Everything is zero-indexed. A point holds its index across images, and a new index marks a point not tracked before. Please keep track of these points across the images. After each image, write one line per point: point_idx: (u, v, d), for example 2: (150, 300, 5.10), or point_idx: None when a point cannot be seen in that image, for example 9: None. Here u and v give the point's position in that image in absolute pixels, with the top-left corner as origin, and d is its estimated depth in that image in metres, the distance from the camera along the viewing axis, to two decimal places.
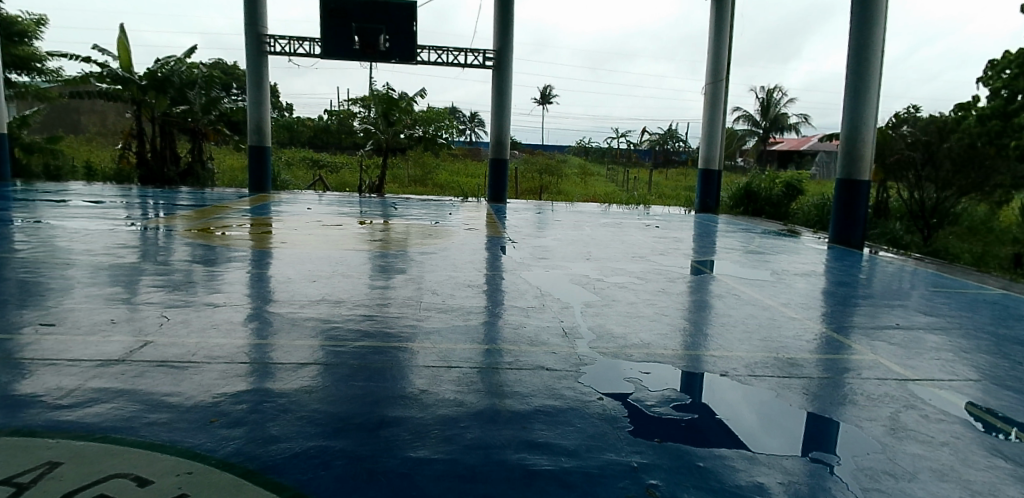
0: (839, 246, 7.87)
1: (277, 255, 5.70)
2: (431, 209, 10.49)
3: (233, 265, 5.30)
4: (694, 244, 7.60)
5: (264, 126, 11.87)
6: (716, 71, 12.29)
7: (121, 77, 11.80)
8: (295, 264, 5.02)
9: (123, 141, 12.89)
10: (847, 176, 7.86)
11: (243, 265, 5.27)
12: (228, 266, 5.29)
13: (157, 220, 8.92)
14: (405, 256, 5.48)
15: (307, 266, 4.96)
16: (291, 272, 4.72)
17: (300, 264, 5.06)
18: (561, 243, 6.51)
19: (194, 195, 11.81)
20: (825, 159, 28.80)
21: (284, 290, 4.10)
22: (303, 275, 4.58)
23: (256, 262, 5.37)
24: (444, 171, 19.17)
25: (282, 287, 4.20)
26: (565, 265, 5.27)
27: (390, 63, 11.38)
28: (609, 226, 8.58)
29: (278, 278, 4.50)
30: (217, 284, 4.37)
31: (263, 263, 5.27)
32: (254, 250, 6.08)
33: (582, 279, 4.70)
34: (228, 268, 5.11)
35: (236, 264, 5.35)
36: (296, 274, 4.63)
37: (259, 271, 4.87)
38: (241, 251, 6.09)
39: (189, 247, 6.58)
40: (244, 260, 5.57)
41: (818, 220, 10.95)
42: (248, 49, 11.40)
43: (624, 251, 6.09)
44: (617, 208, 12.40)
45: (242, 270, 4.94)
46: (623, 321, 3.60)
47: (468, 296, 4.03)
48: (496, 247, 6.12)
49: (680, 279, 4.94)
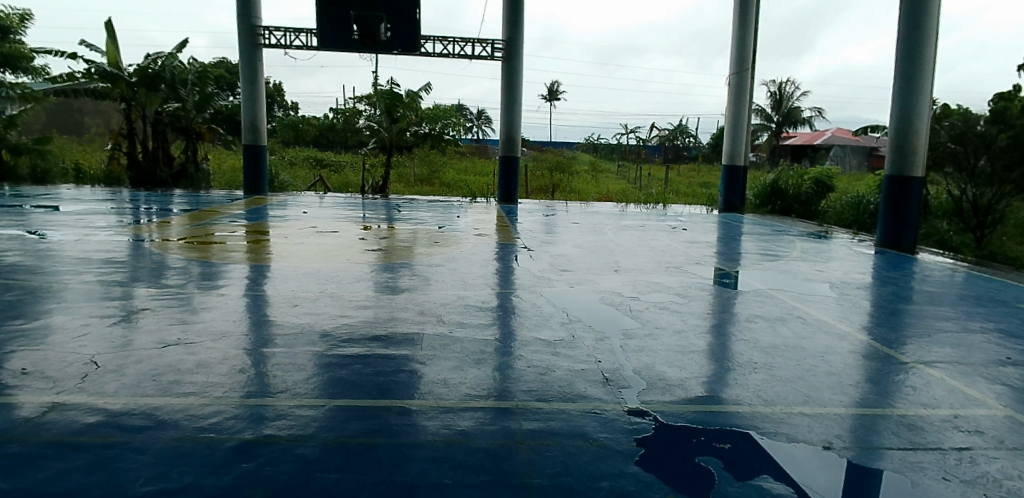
0: (888, 251, 7.11)
1: (262, 269, 5.05)
2: (439, 211, 9.81)
3: (213, 283, 4.64)
4: (729, 250, 6.87)
5: (260, 123, 11.21)
6: (742, 61, 11.50)
7: (109, 74, 11.16)
8: (281, 284, 4.35)
9: (113, 141, 12.26)
10: (897, 172, 7.09)
11: (223, 283, 4.60)
12: (207, 283, 4.63)
13: (151, 227, 8.45)
14: (409, 270, 4.80)
15: (294, 284, 4.29)
16: (274, 293, 4.05)
17: (286, 281, 4.41)
18: (583, 251, 5.80)
19: (188, 198, 11.20)
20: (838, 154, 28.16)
21: (262, 317, 3.42)
22: (289, 297, 3.91)
23: (239, 279, 4.70)
24: (451, 169, 18.47)
25: (258, 313, 3.52)
26: (591, 279, 4.57)
27: (392, 54, 10.73)
28: (632, 229, 7.87)
29: (254, 301, 3.82)
30: (186, 306, 3.71)
31: (243, 280, 4.60)
32: (240, 264, 5.44)
33: (614, 299, 3.99)
34: (201, 287, 4.44)
35: (217, 281, 4.71)
36: (281, 295, 3.95)
37: (240, 290, 4.21)
38: (227, 265, 5.46)
39: (171, 259, 5.95)
40: (226, 276, 4.91)
41: (854, 219, 10.19)
42: (242, 42, 10.75)
43: (655, 260, 5.38)
44: (634, 207, 11.70)
45: (220, 290, 4.29)
46: (676, 360, 2.87)
47: (481, 324, 3.32)
48: (510, 257, 5.42)
49: (729, 298, 4.21)
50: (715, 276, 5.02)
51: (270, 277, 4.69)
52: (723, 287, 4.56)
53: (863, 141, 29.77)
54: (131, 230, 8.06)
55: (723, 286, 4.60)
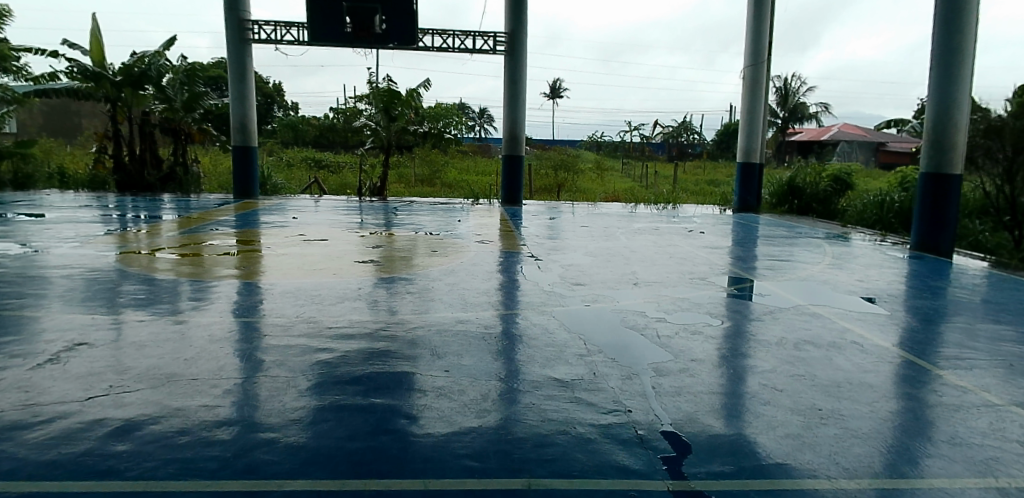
0: (924, 255, 6.57)
1: (239, 285, 4.55)
2: (440, 214, 9.28)
3: (183, 300, 4.13)
4: (751, 255, 6.35)
5: (250, 122, 10.68)
6: (757, 51, 10.92)
7: (93, 73, 10.65)
8: (258, 304, 3.84)
9: (98, 144, 11.76)
10: (935, 169, 6.52)
11: (193, 301, 4.10)
12: (176, 300, 4.13)
13: (139, 232, 8.14)
14: (403, 285, 4.28)
15: (273, 305, 3.79)
16: (248, 315, 3.55)
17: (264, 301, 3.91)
18: (596, 259, 5.28)
19: (178, 202, 10.72)
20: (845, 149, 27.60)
21: (226, 348, 2.92)
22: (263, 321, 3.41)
23: (212, 296, 4.19)
24: (452, 169, 17.99)
25: (221, 343, 3.02)
26: (609, 295, 4.05)
27: (388, 47, 10.22)
28: (646, 232, 7.35)
29: (222, 328, 3.31)
30: (143, 330, 3.21)
31: (215, 299, 4.08)
32: (219, 277, 4.94)
33: (639, 321, 3.47)
34: (167, 306, 3.93)
35: (188, 297, 4.20)
36: (255, 319, 3.46)
37: (210, 311, 3.71)
38: (204, 279, 4.95)
39: (145, 271, 5.45)
40: (201, 292, 4.42)
41: (878, 219, 9.64)
42: (230, 37, 10.23)
43: (677, 271, 4.85)
44: (644, 208, 11.17)
45: (189, 309, 3.78)
46: (722, 409, 2.36)
47: (485, 357, 2.81)
48: (516, 268, 4.91)
49: (768, 316, 3.69)
50: (736, 285, 4.52)
51: (246, 294, 4.17)
52: (755, 301, 4.04)
53: (872, 136, 29.22)
54: (118, 237, 7.66)
55: (744, 298, 4.11)
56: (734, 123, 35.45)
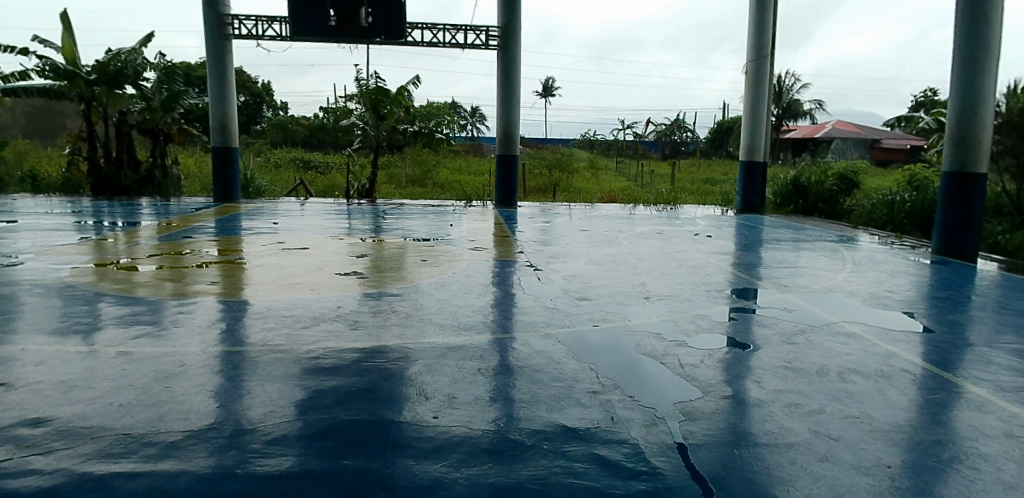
0: (947, 260, 6.19)
1: (204, 300, 4.07)
2: (431, 218, 8.80)
3: (138, 317, 3.65)
4: (765, 261, 5.93)
5: (230, 122, 10.20)
6: (760, 46, 10.52)
7: (65, 71, 10.14)
8: (221, 324, 3.36)
9: (71, 145, 11.20)
10: (959, 167, 6.13)
11: (149, 318, 3.62)
12: (130, 317, 3.64)
13: (117, 238, 7.73)
14: (387, 300, 3.82)
15: (239, 325, 3.32)
16: (211, 337, 3.09)
17: (230, 320, 3.44)
18: (600, 268, 4.84)
19: (156, 206, 10.22)
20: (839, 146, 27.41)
21: (174, 381, 2.44)
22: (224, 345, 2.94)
23: (172, 313, 3.70)
24: (444, 169, 17.58)
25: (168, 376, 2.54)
26: (619, 312, 3.60)
27: (374, 42, 9.76)
28: (650, 236, 6.92)
29: (173, 355, 2.83)
30: (78, 356, 2.72)
31: (174, 316, 3.60)
32: (185, 292, 4.45)
33: (657, 345, 3.02)
34: (117, 325, 3.44)
35: (144, 314, 3.71)
36: (217, 344, 2.99)
37: (165, 332, 3.22)
38: (168, 293, 4.46)
39: (106, 283, 4.96)
40: (161, 306, 3.93)
41: (888, 220, 9.27)
42: (208, 33, 9.74)
43: (690, 282, 4.41)
44: (644, 209, 10.75)
45: (141, 329, 3.29)
46: (773, 468, 1.92)
47: (482, 397, 2.35)
48: (513, 279, 4.46)
49: (801, 337, 3.26)
50: (757, 299, 4.09)
51: (210, 310, 3.69)
52: (782, 318, 3.62)
53: (864, 132, 29.05)
54: (94, 244, 7.18)
55: (769, 314, 3.69)
56: (727, 120, 35.16)
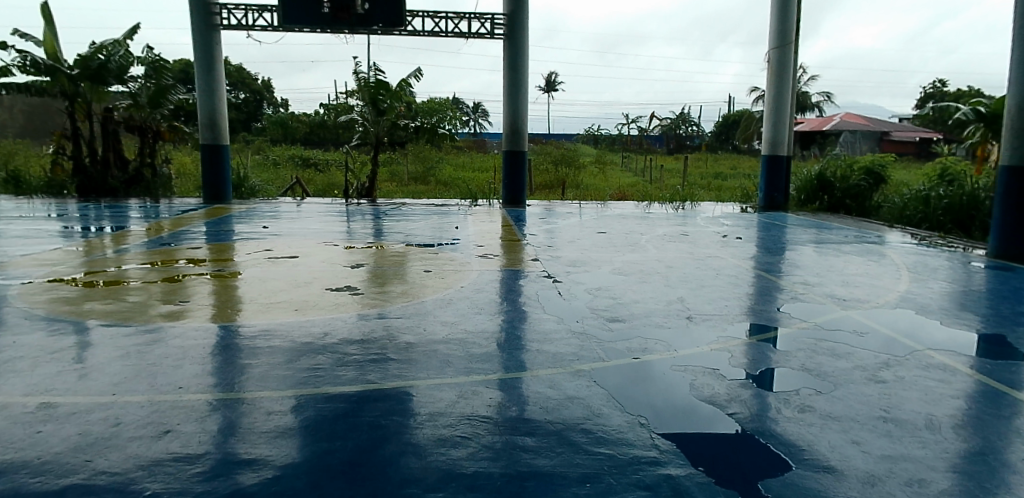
0: (1005, 264, 5.60)
1: (173, 315, 3.48)
2: (435, 219, 8.24)
3: (87, 335, 3.06)
4: (804, 264, 5.34)
5: (220, 118, 9.64)
6: (783, 32, 9.87)
7: (46, 65, 9.63)
8: (183, 350, 2.78)
9: (55, 144, 10.65)
10: (1019, 161, 5.52)
11: (101, 337, 3.03)
12: (77, 336, 3.05)
13: (104, 241, 7.29)
14: (385, 324, 3.23)
15: (205, 352, 2.75)
16: (169, 369, 2.51)
17: (197, 345, 2.87)
18: (628, 280, 4.24)
19: (144, 209, 9.67)
20: (849, 138, 26.78)
21: (103, 445, 1.87)
22: (183, 382, 2.37)
23: (130, 332, 3.12)
24: (447, 165, 17.01)
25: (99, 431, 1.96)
26: (660, 339, 3.01)
27: (372, 30, 9.24)
28: (674, 239, 6.33)
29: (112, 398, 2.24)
30: None
31: (129, 338, 3.00)
32: (150, 301, 3.86)
33: (717, 389, 2.44)
34: (59, 347, 2.85)
35: (97, 332, 3.12)
36: (172, 378, 2.41)
37: (110, 360, 2.63)
38: (131, 302, 3.87)
39: (68, 292, 4.37)
40: (118, 320, 3.35)
41: (923, 217, 8.67)
42: (196, 24, 9.16)
43: (735, 299, 3.82)
44: (660, 207, 10.15)
45: (83, 357, 2.69)
46: None
47: (504, 475, 1.76)
48: (530, 294, 3.88)
49: (888, 373, 2.68)
50: (815, 318, 3.51)
51: (175, 330, 3.12)
52: (854, 345, 3.03)
53: (874, 125, 28.44)
54: (73, 250, 6.62)
55: (837, 339, 3.10)
56: (734, 113, 34.50)
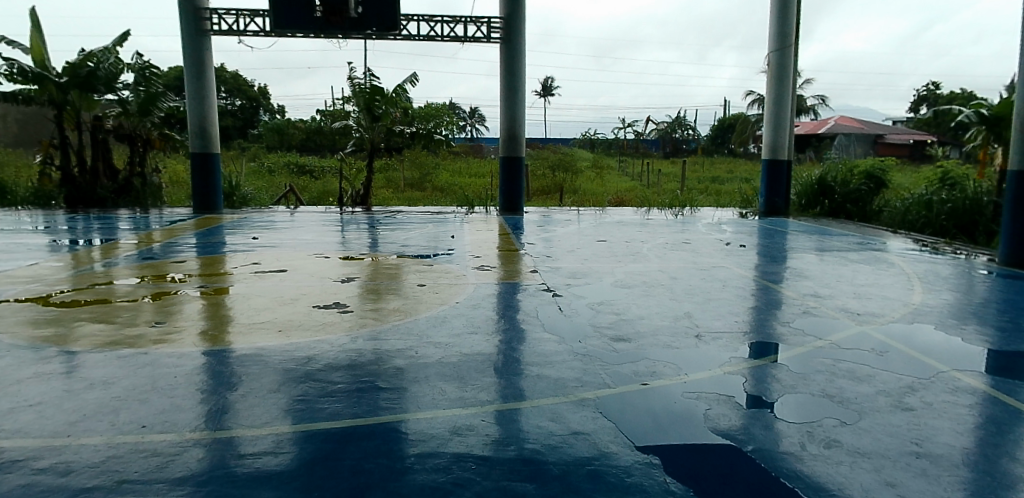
0: (1016, 271, 5.43)
1: (150, 336, 3.27)
2: (430, 227, 8.05)
3: (56, 361, 2.85)
4: (812, 273, 5.16)
5: (210, 126, 9.44)
6: (783, 34, 9.73)
7: (34, 73, 9.42)
8: (156, 378, 2.58)
9: (42, 153, 10.42)
10: None
11: (70, 362, 2.82)
12: (45, 362, 2.85)
13: (93, 253, 7.09)
14: (375, 346, 3.02)
15: (178, 381, 2.54)
16: (136, 404, 2.31)
17: (171, 370, 2.66)
18: (632, 294, 4.05)
19: (134, 219, 9.45)
20: (845, 141, 26.71)
21: None
22: (150, 421, 2.17)
23: (103, 356, 2.91)
24: (444, 171, 16.84)
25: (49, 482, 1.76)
26: (669, 361, 2.82)
27: (366, 34, 9.06)
28: (677, 247, 6.15)
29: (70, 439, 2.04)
30: None
31: (100, 364, 2.79)
32: (128, 320, 3.65)
33: (734, 421, 2.24)
34: (24, 375, 2.64)
35: (65, 357, 2.92)
36: (140, 415, 2.21)
37: (75, 392, 2.42)
38: (109, 321, 3.66)
39: (44, 309, 4.15)
40: (91, 343, 3.14)
41: (926, 221, 8.48)
42: (185, 29, 8.97)
43: (746, 314, 3.62)
44: (659, 213, 9.99)
45: (46, 387, 2.49)
46: None
47: None
48: (530, 310, 3.68)
49: (915, 400, 2.49)
50: (830, 334, 3.32)
51: (150, 353, 2.91)
52: (875, 366, 2.84)
53: (870, 128, 28.40)
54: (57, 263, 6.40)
55: (856, 359, 2.92)
56: (730, 117, 34.41)
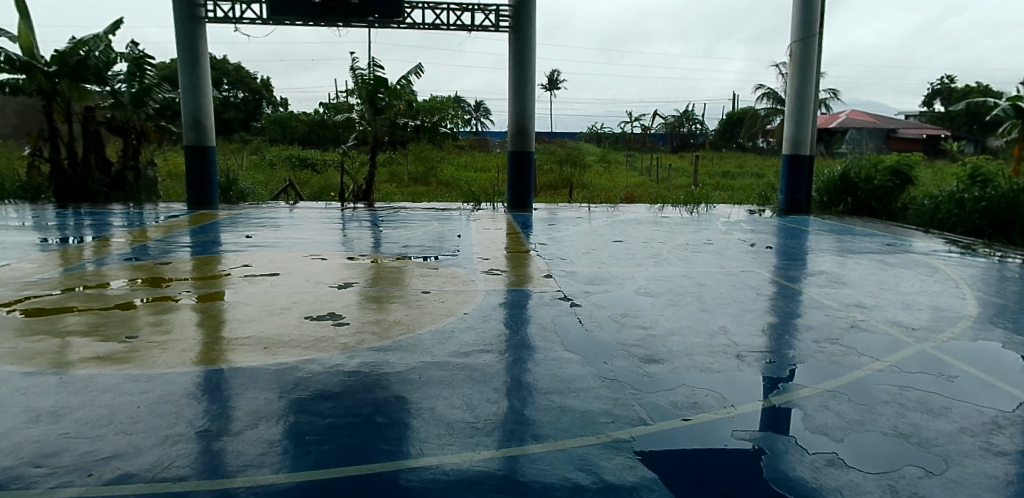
0: None
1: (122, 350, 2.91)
2: (435, 225, 7.68)
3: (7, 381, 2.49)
4: (847, 277, 4.77)
5: (205, 117, 9.09)
6: (806, 24, 9.29)
7: (22, 62, 9.08)
8: (117, 406, 2.21)
9: (30, 145, 10.05)
10: None
11: (23, 383, 2.46)
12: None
13: (84, 251, 6.77)
14: (372, 367, 2.66)
15: (142, 411, 2.18)
16: (86, 444, 1.94)
17: (136, 395, 2.31)
18: (657, 304, 3.66)
19: (129, 215, 9.12)
20: (857, 135, 26.17)
21: None
22: (99, 468, 1.82)
23: (62, 374, 2.55)
24: (449, 165, 16.46)
25: None
26: (712, 389, 2.43)
27: (368, 21, 8.68)
28: (698, 249, 5.77)
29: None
30: None
31: (55, 385, 2.43)
32: (98, 330, 3.28)
33: (801, 472, 1.86)
34: None
35: (20, 376, 2.56)
36: (86, 461, 1.84)
37: (17, 426, 2.06)
38: (78, 331, 3.29)
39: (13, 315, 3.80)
40: (52, 359, 2.78)
41: (957, 219, 8.04)
42: (179, 16, 8.61)
43: (789, 330, 3.24)
44: (673, 210, 9.59)
45: None
46: None
47: None
48: (545, 322, 3.31)
49: (1010, 441, 2.10)
50: (886, 354, 2.93)
51: (117, 372, 2.55)
52: (951, 396, 2.45)
53: (881, 123, 27.88)
54: (40, 262, 6.06)
55: (928, 388, 2.52)
56: (738, 111, 33.88)
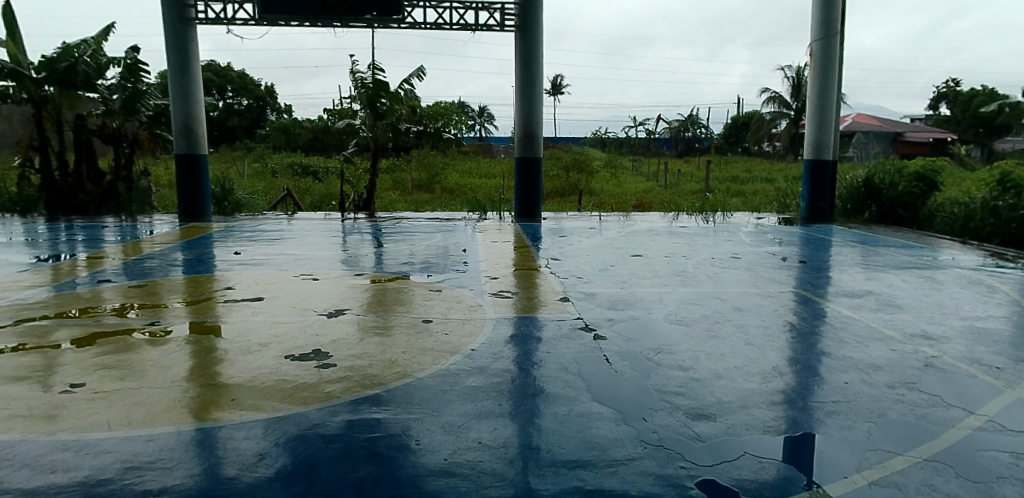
0: None
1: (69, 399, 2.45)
2: (439, 237, 7.21)
3: None
4: (896, 298, 4.27)
5: (196, 124, 8.66)
6: (828, 22, 8.83)
7: (8, 68, 8.68)
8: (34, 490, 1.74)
9: (21, 155, 9.67)
10: None
11: None
12: None
13: (73, 267, 6.34)
14: (361, 425, 2.18)
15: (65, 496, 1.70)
16: None
17: (60, 476, 1.82)
18: (694, 336, 3.18)
19: (120, 227, 8.69)
20: (867, 139, 25.62)
21: None
22: None
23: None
24: (454, 172, 16.02)
25: None
26: (784, 462, 1.93)
27: (366, 19, 8.26)
28: (726, 264, 5.29)
29: None
30: None
31: None
32: (50, 370, 2.81)
33: None
34: None
35: None
36: None
37: None
38: (29, 370, 2.83)
39: None
40: None
41: (991, 228, 7.52)
42: (168, 17, 8.19)
43: (854, 371, 2.75)
44: (689, 219, 9.11)
45: None
46: None
47: None
48: (569, 362, 2.82)
49: None
50: (978, 404, 2.42)
51: (44, 439, 2.07)
52: None
53: (890, 126, 27.37)
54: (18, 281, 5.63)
55: None
56: (745, 115, 33.39)
